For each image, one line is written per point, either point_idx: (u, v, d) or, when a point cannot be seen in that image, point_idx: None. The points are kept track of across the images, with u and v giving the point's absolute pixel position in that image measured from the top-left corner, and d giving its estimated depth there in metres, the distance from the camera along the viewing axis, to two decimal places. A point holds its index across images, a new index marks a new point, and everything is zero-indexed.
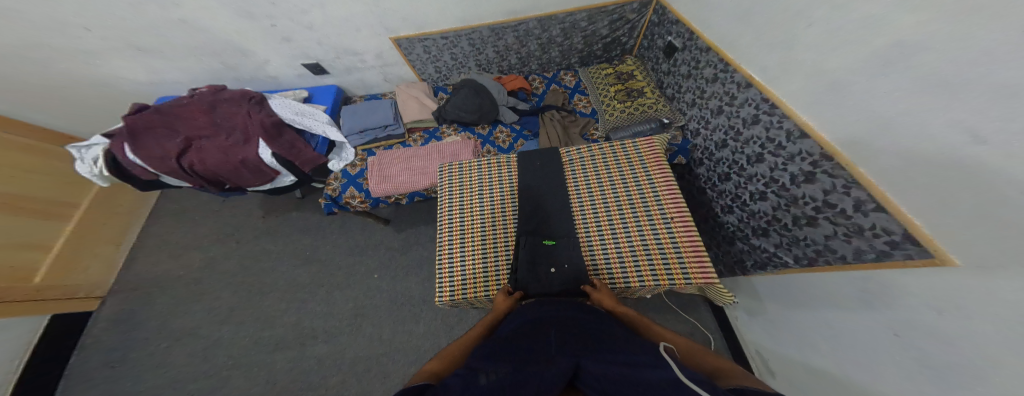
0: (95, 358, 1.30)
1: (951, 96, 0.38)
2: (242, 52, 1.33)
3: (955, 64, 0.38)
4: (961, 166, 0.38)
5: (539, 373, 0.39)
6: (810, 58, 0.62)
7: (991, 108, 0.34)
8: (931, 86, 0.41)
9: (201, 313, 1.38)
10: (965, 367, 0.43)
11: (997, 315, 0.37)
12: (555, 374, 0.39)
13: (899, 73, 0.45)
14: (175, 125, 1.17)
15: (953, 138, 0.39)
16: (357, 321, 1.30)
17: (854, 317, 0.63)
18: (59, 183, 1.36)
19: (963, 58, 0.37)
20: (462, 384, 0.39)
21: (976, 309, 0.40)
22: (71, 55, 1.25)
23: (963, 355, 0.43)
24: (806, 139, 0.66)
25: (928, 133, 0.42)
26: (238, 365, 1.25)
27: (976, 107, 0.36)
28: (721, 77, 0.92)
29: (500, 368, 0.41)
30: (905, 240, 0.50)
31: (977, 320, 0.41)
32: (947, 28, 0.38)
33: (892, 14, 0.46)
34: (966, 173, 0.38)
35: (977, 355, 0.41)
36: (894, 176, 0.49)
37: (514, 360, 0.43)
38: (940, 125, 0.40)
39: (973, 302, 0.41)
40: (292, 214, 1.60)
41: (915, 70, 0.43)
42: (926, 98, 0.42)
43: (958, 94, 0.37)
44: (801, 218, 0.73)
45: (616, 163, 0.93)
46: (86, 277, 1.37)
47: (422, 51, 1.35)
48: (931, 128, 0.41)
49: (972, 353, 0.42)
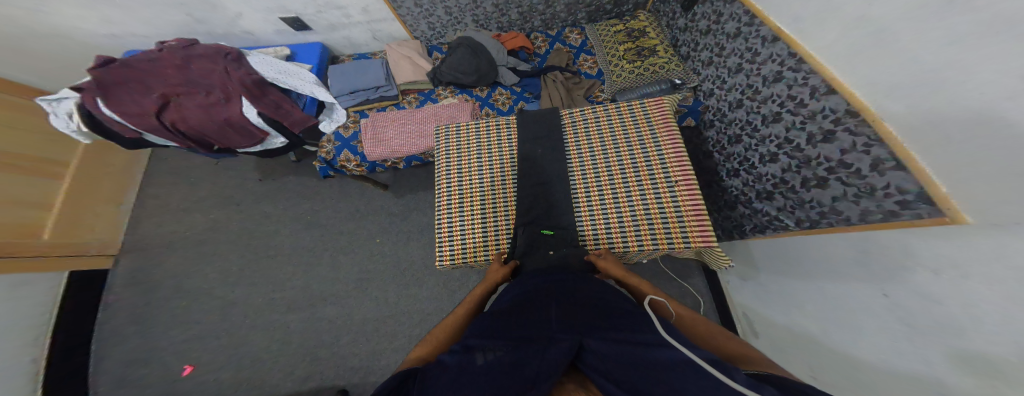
0: (117, 315, 1.36)
1: (1005, 40, 0.34)
2: (209, 3, 1.20)
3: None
4: (998, 121, 0.35)
5: (540, 356, 0.38)
6: (851, 5, 0.56)
7: None
8: (980, 31, 0.36)
9: (213, 274, 1.42)
10: (949, 326, 0.44)
11: (999, 277, 0.37)
12: (556, 355, 0.39)
13: (953, 14, 0.40)
14: (148, 81, 1.10)
15: (996, 88, 0.35)
16: (362, 284, 1.34)
17: (847, 280, 0.64)
18: (44, 142, 1.31)
19: None
20: (458, 364, 0.38)
21: (977, 271, 0.40)
22: (26, 1, 1.13)
23: (951, 316, 0.44)
24: (834, 96, 0.62)
25: (970, 83, 0.38)
26: (254, 325, 1.31)
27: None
28: (745, 31, 0.84)
29: (498, 346, 0.41)
30: (917, 199, 0.48)
31: (975, 283, 0.40)
32: None
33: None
34: (1001, 128, 0.35)
35: (965, 314, 0.42)
36: (920, 135, 0.46)
37: (511, 340, 0.43)
38: (986, 74, 0.36)
39: (977, 265, 0.40)
40: (289, 179, 1.58)
41: (970, 12, 0.38)
42: (977, 44, 0.37)
43: (1012, 36, 0.33)
44: (810, 180, 0.71)
45: (622, 124, 0.89)
46: (95, 236, 1.39)
47: (413, 4, 1.23)
48: (974, 77, 0.37)
49: (960, 312, 0.43)
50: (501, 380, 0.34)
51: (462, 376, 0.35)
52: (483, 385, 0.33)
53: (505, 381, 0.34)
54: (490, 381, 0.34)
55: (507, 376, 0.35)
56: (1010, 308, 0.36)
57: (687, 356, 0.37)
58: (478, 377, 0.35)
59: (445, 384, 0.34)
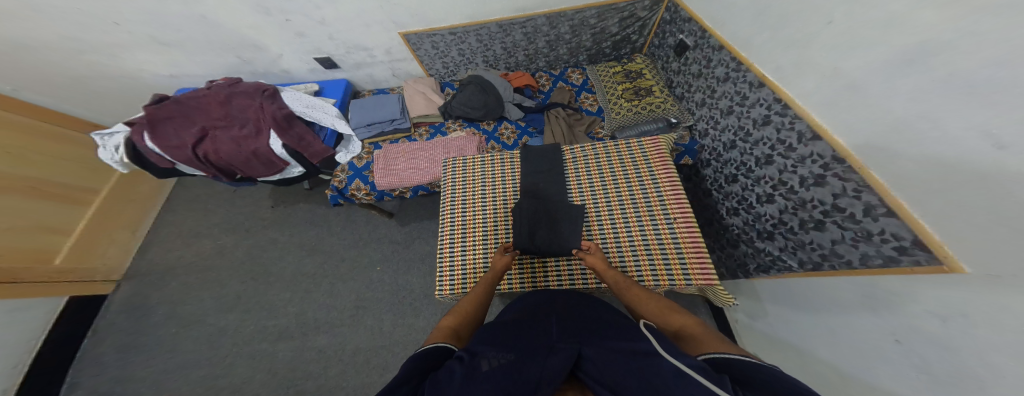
0: (107, 341, 1.35)
1: (974, 97, 0.37)
2: (256, 47, 1.36)
3: (982, 63, 0.36)
4: (982, 166, 0.37)
5: (541, 364, 0.38)
6: (828, 57, 0.61)
7: (1012, 109, 0.33)
8: (952, 89, 0.40)
9: (210, 299, 1.42)
10: (968, 378, 0.41)
11: (1002, 324, 0.37)
12: (557, 364, 0.39)
13: (921, 71, 0.44)
14: (191, 116, 1.21)
15: (973, 141, 0.37)
16: (358, 313, 1.33)
17: (854, 322, 0.62)
18: (83, 170, 1.43)
19: (989, 56, 0.35)
20: (463, 370, 0.38)
21: (981, 319, 0.40)
22: (97, 48, 1.30)
23: (967, 367, 0.42)
24: (819, 142, 0.65)
25: (946, 135, 0.41)
26: (242, 354, 1.29)
27: (997, 109, 0.34)
28: (733, 76, 0.90)
29: (501, 355, 0.41)
30: (914, 246, 0.49)
31: (985, 332, 0.39)
32: (970, 27, 0.37)
33: (916, 8, 0.44)
34: (982, 178, 0.37)
35: (976, 365, 0.40)
36: (909, 181, 0.48)
37: (514, 347, 0.42)
38: (962, 122, 0.39)
39: (980, 312, 0.40)
40: (300, 205, 1.63)
41: (935, 69, 0.42)
42: (948, 96, 0.40)
43: (982, 95, 0.36)
44: (808, 222, 0.73)
45: (621, 160, 0.93)
46: (106, 261, 1.44)
47: (431, 47, 1.36)
48: (949, 130, 0.40)
49: (972, 364, 0.41)
50: (507, 386, 0.34)
51: (472, 380, 0.36)
52: (489, 390, 0.33)
53: (512, 389, 0.34)
54: (497, 385, 0.35)
55: (512, 383, 0.35)
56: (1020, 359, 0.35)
57: (675, 363, 0.36)
58: (490, 382, 0.35)
59: (454, 388, 0.34)
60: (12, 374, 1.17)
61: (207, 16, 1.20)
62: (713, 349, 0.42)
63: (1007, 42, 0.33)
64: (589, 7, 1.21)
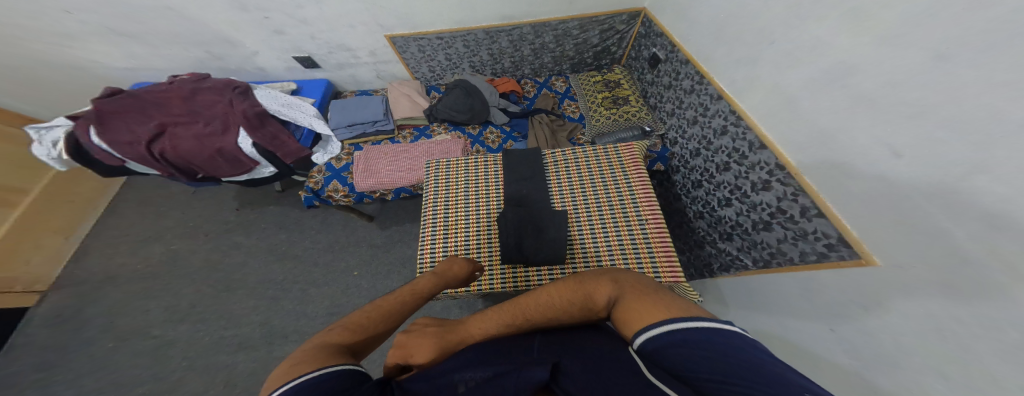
0: (24, 360, 1.18)
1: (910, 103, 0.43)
2: (230, 43, 1.30)
3: (911, 73, 0.43)
4: (909, 178, 0.44)
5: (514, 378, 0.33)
6: (770, 78, 0.71)
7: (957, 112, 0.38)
8: (888, 99, 0.46)
9: (159, 310, 1.29)
10: (890, 358, 0.47)
11: (923, 306, 0.43)
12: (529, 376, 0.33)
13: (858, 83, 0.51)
14: (148, 111, 1.13)
15: (912, 141, 0.43)
16: (331, 319, 1.26)
17: (799, 316, 0.67)
18: (11, 167, 1.28)
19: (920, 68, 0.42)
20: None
21: (898, 299, 0.46)
22: (47, 36, 1.20)
23: (888, 350, 0.48)
24: (765, 151, 0.74)
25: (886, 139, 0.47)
26: (193, 368, 1.17)
27: (934, 117, 0.40)
28: (697, 89, 0.99)
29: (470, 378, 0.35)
30: (839, 243, 0.57)
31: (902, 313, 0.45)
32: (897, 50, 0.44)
33: (852, 29, 0.52)
34: (917, 176, 0.43)
35: (893, 343, 0.47)
36: (842, 186, 0.56)
37: (492, 365, 0.37)
38: (889, 143, 0.46)
39: (897, 293, 0.46)
40: (271, 208, 1.54)
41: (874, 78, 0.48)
42: (875, 119, 0.49)
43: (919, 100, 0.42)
44: (758, 223, 0.81)
45: (598, 165, 0.98)
46: (29, 269, 1.27)
47: (417, 50, 1.37)
48: (891, 134, 0.46)
49: (889, 342, 0.47)
50: None
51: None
52: None
53: None
54: None
55: None
56: (935, 333, 0.41)
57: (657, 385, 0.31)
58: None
59: None
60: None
61: (177, 9, 1.14)
62: (661, 320, 0.34)
63: (928, 74, 0.41)
64: (572, 19, 1.29)
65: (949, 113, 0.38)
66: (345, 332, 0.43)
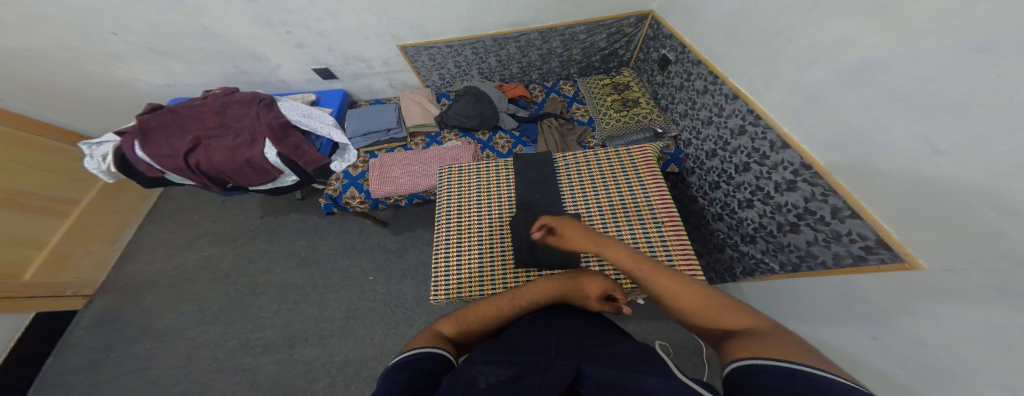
0: (76, 357, 1.28)
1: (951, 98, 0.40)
2: (254, 57, 1.38)
3: (951, 66, 0.40)
4: (949, 177, 0.41)
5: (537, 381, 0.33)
6: (791, 74, 0.69)
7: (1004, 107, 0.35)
8: (926, 92, 0.43)
9: (192, 312, 1.37)
10: (947, 375, 0.43)
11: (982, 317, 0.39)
12: (554, 383, 0.33)
13: (890, 77, 0.48)
14: (184, 125, 1.21)
15: (953, 139, 0.41)
16: (349, 323, 1.30)
17: (838, 323, 0.65)
18: (64, 181, 1.41)
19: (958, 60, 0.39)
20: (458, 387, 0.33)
21: (949, 310, 0.43)
22: (94, 57, 1.31)
23: (941, 361, 0.45)
24: (788, 150, 0.72)
25: (925, 136, 0.44)
26: (223, 368, 1.24)
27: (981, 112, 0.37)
28: (711, 89, 0.96)
29: (499, 370, 0.36)
30: (878, 245, 0.54)
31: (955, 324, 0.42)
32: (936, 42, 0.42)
33: (878, 21, 0.49)
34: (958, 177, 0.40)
35: (949, 358, 0.43)
36: (876, 188, 0.53)
37: (514, 361, 0.37)
38: (928, 138, 0.44)
39: (949, 304, 0.43)
40: (292, 215, 1.62)
41: (908, 70, 0.46)
42: (909, 115, 0.46)
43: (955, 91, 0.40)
44: (784, 225, 0.78)
45: (610, 168, 0.97)
46: (78, 275, 1.39)
47: (427, 58, 1.40)
48: (930, 132, 0.43)
49: (944, 356, 0.44)
50: None
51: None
52: None
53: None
54: None
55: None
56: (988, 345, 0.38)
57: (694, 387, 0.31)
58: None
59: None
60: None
61: (208, 27, 1.23)
62: (756, 357, 0.28)
63: (966, 68, 0.38)
64: (579, 23, 1.29)
65: (991, 111, 0.36)
66: (446, 324, 0.51)
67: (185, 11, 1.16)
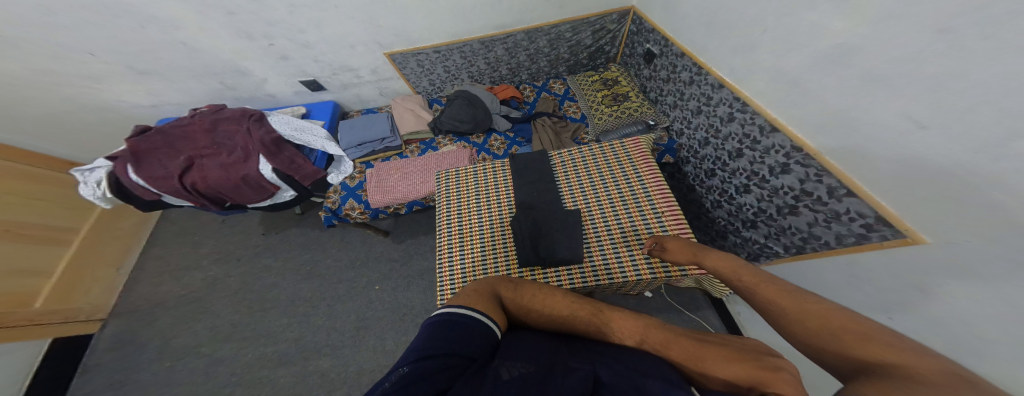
0: (95, 381, 1.29)
1: (929, 75, 0.41)
2: (240, 72, 1.37)
3: (927, 44, 0.41)
4: (936, 152, 0.42)
5: (560, 381, 0.33)
6: (772, 62, 0.70)
7: (984, 80, 0.36)
8: (903, 72, 0.45)
9: (203, 331, 1.38)
10: (964, 346, 0.44)
11: (991, 285, 0.40)
12: (576, 384, 0.33)
13: (869, 58, 0.50)
14: (176, 146, 1.21)
15: (934, 116, 0.42)
16: (359, 333, 1.31)
17: (849, 302, 0.65)
18: (62, 209, 1.41)
19: (933, 36, 0.40)
20: (480, 376, 0.33)
21: (958, 282, 0.44)
22: (77, 80, 1.30)
23: (955, 332, 0.45)
24: (778, 134, 0.72)
25: (908, 113, 0.45)
26: (239, 385, 1.25)
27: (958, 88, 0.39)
28: (696, 80, 0.97)
29: (522, 364, 0.36)
30: (878, 222, 0.55)
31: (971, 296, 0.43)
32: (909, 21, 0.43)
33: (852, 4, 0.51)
34: (946, 150, 0.41)
35: (966, 329, 0.44)
36: (869, 168, 0.54)
37: (534, 358, 0.38)
38: (910, 114, 0.45)
39: (957, 277, 0.44)
40: (292, 230, 1.62)
41: (885, 49, 0.47)
42: (890, 93, 0.47)
43: (932, 67, 0.41)
44: (783, 208, 0.79)
45: (606, 163, 0.97)
46: (89, 300, 1.39)
47: (416, 65, 1.40)
48: (912, 109, 0.45)
49: (962, 329, 0.44)
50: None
51: (488, 392, 0.31)
52: None
53: None
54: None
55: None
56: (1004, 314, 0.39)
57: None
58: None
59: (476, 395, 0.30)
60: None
61: (190, 43, 1.22)
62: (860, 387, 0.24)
63: (940, 44, 0.40)
64: (563, 22, 1.28)
65: (964, 86, 0.38)
66: (507, 285, 0.52)
67: (164, 27, 1.15)
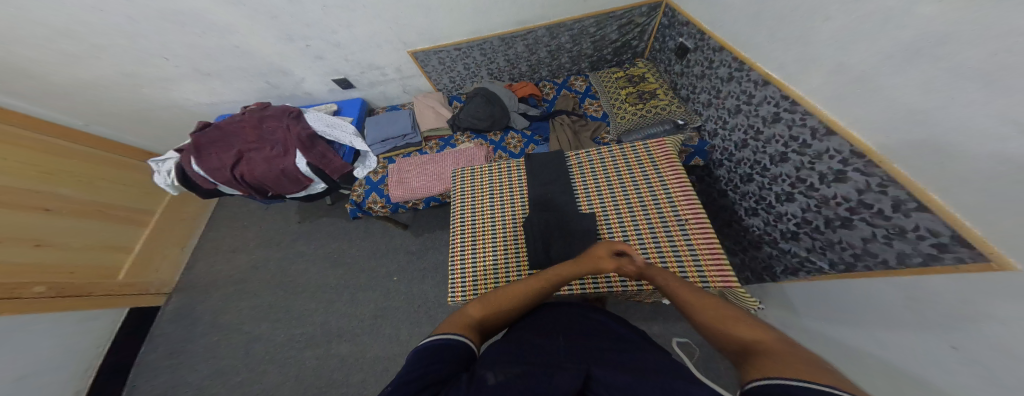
0: (158, 348, 1.47)
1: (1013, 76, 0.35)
2: (282, 72, 1.47)
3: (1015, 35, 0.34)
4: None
5: (549, 376, 0.34)
6: (830, 55, 0.62)
7: None
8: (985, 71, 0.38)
9: (246, 309, 1.52)
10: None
11: None
12: (566, 382, 0.34)
13: (944, 55, 0.42)
14: (229, 140, 1.33)
15: (1013, 127, 0.36)
16: (377, 321, 1.37)
17: (907, 331, 0.56)
18: (141, 193, 1.62)
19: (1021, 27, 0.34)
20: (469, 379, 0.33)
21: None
22: (151, 82, 1.47)
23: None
24: (834, 137, 0.64)
25: (986, 122, 0.39)
26: (273, 361, 1.36)
27: None
28: (737, 76, 0.89)
29: (512, 366, 0.36)
30: (953, 242, 0.47)
31: None
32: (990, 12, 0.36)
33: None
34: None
35: None
36: (938, 177, 0.47)
37: (524, 361, 0.38)
38: (1005, 117, 0.36)
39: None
40: (323, 220, 1.73)
41: (964, 45, 0.40)
42: (967, 95, 0.40)
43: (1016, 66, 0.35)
44: (834, 220, 0.71)
45: (627, 164, 0.92)
46: (158, 275, 1.59)
47: (437, 62, 1.42)
48: (991, 116, 0.38)
49: None
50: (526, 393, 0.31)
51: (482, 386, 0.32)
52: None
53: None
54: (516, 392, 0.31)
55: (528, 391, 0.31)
56: None
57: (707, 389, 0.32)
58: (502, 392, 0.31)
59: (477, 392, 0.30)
60: (83, 379, 1.30)
61: (240, 47, 1.33)
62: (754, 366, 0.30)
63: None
64: (588, 17, 1.23)
65: None
66: (473, 309, 0.54)
67: (220, 33, 1.26)
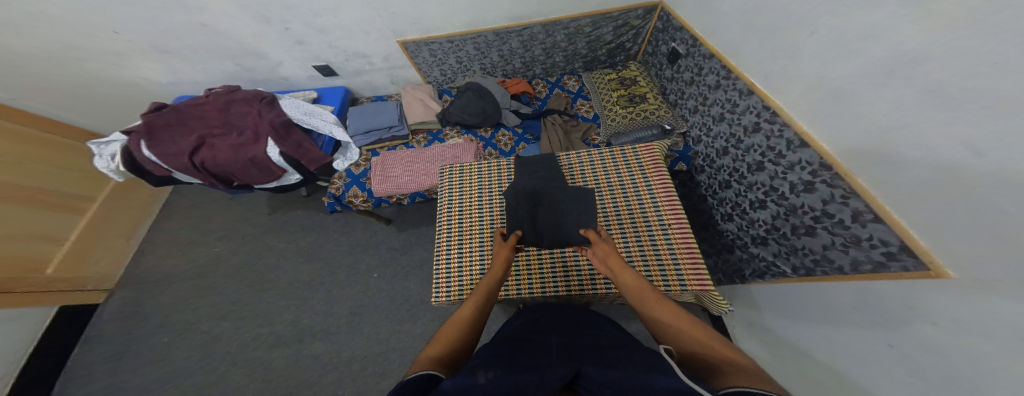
0: (97, 351, 1.32)
1: (971, 97, 0.39)
2: (256, 55, 1.37)
3: (977, 59, 0.38)
4: (987, 183, 0.37)
5: (538, 372, 0.36)
6: (812, 68, 0.66)
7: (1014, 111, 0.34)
8: (947, 92, 0.42)
9: (204, 308, 1.40)
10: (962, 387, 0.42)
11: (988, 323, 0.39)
12: (553, 376, 0.36)
13: (913, 77, 0.46)
14: (189, 124, 1.21)
15: (966, 144, 0.39)
16: (354, 319, 1.31)
17: (855, 328, 0.61)
18: (77, 177, 1.44)
19: (982, 54, 0.37)
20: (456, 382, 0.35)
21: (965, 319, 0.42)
22: (100, 56, 1.31)
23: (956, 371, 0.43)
24: (807, 149, 0.69)
25: (942, 139, 0.43)
26: (236, 362, 1.26)
27: (986, 118, 0.37)
28: (724, 84, 0.94)
29: (499, 365, 0.38)
30: (901, 251, 0.52)
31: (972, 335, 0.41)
32: (957, 38, 0.40)
33: (895, 20, 0.48)
34: (976, 179, 0.39)
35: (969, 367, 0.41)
36: (895, 189, 0.52)
37: (515, 361, 0.40)
38: (966, 142, 0.40)
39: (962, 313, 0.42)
40: (298, 212, 1.63)
41: (931, 68, 0.44)
42: (927, 113, 0.45)
43: (972, 88, 0.38)
44: (799, 228, 0.76)
45: (616, 167, 0.94)
46: (98, 269, 1.42)
47: (428, 54, 1.38)
48: (948, 135, 0.42)
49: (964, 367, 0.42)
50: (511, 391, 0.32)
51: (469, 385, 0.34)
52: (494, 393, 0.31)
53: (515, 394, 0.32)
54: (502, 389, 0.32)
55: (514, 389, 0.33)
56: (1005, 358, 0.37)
57: (676, 380, 0.35)
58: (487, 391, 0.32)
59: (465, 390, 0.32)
60: None
61: (209, 25, 1.22)
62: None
63: (983, 73, 0.37)
64: (583, 16, 1.24)
65: (996, 117, 0.36)
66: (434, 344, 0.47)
67: (187, 9, 1.14)
